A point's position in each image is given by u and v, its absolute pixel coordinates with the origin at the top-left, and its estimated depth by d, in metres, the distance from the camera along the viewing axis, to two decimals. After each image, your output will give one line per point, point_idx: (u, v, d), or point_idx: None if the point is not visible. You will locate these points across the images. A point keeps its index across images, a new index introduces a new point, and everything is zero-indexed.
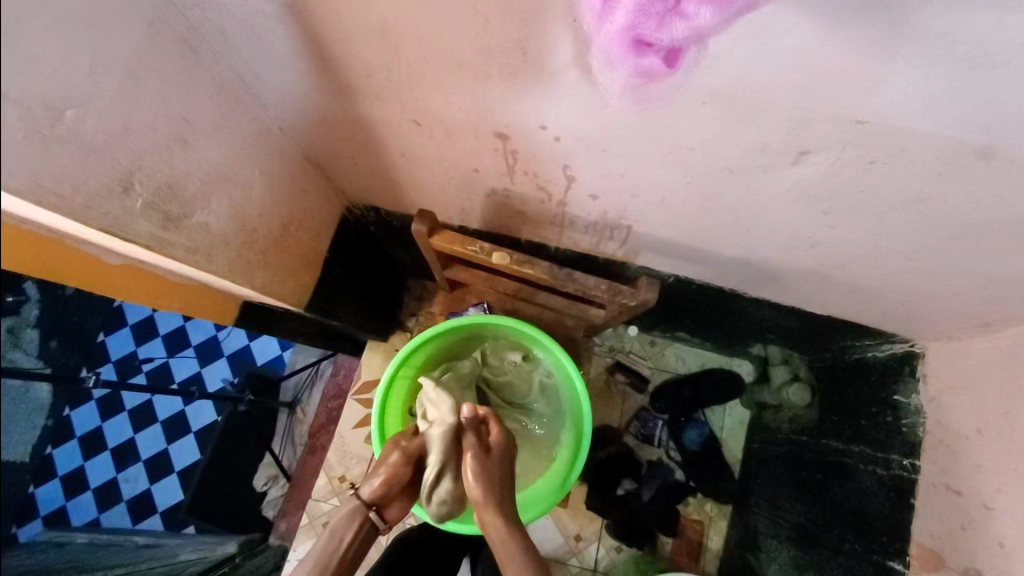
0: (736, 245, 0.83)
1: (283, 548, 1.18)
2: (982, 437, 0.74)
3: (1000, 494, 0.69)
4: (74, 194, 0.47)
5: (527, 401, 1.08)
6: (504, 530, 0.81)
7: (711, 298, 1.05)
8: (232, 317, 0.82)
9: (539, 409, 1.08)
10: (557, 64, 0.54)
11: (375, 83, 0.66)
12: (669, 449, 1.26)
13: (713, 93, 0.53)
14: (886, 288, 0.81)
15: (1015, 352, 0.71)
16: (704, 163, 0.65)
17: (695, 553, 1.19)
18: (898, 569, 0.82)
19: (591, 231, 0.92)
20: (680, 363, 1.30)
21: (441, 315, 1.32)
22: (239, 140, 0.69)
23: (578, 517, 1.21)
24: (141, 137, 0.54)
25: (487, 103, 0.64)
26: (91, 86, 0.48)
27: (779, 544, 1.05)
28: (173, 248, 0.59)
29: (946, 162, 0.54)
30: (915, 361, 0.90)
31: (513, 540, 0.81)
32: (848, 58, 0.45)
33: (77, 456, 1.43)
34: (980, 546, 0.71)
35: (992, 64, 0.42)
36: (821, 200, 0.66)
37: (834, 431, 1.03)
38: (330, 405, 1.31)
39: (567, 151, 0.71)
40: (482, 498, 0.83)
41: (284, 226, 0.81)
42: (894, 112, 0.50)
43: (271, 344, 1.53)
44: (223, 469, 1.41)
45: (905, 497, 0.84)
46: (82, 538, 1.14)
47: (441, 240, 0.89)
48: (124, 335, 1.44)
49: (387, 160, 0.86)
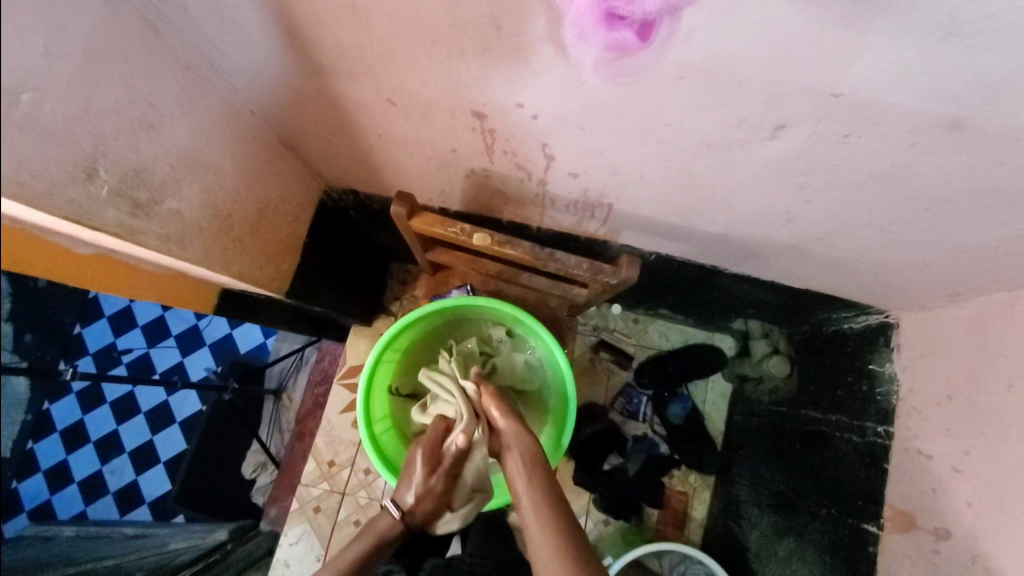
0: (716, 221, 0.84)
1: (275, 533, 1.21)
2: (951, 403, 0.76)
3: (968, 457, 0.72)
4: (35, 183, 0.46)
5: (522, 385, 1.06)
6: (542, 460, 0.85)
7: (693, 274, 1.06)
8: (212, 306, 0.80)
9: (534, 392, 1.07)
10: (532, 40, 0.54)
11: (348, 61, 0.64)
12: (653, 423, 1.28)
13: (687, 68, 0.53)
14: (861, 260, 0.83)
15: (985, 320, 0.73)
16: (683, 139, 0.65)
17: (680, 523, 1.23)
18: (872, 532, 0.85)
19: (572, 210, 0.92)
20: (664, 339, 1.32)
21: (425, 298, 1.32)
22: (208, 123, 0.68)
23: (566, 492, 1.23)
24: (102, 120, 0.52)
25: (462, 80, 0.63)
26: (47, 67, 0.46)
27: (760, 511, 1.08)
28: (144, 236, 0.58)
29: (915, 134, 0.55)
30: (889, 331, 0.92)
31: (540, 465, 0.84)
32: (822, 31, 0.45)
33: (59, 450, 1.41)
34: (948, 506, 0.74)
35: (962, 35, 0.43)
36: (797, 174, 0.67)
37: (811, 401, 1.06)
38: (316, 391, 1.32)
39: (543, 129, 0.70)
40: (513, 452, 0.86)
41: (259, 212, 0.80)
42: (867, 84, 0.50)
43: (254, 331, 1.51)
44: (209, 457, 1.38)
45: (879, 461, 0.87)
46: (67, 531, 1.12)
47: (421, 222, 0.88)
48: (96, 325, 1.43)
49: (362, 141, 0.85)
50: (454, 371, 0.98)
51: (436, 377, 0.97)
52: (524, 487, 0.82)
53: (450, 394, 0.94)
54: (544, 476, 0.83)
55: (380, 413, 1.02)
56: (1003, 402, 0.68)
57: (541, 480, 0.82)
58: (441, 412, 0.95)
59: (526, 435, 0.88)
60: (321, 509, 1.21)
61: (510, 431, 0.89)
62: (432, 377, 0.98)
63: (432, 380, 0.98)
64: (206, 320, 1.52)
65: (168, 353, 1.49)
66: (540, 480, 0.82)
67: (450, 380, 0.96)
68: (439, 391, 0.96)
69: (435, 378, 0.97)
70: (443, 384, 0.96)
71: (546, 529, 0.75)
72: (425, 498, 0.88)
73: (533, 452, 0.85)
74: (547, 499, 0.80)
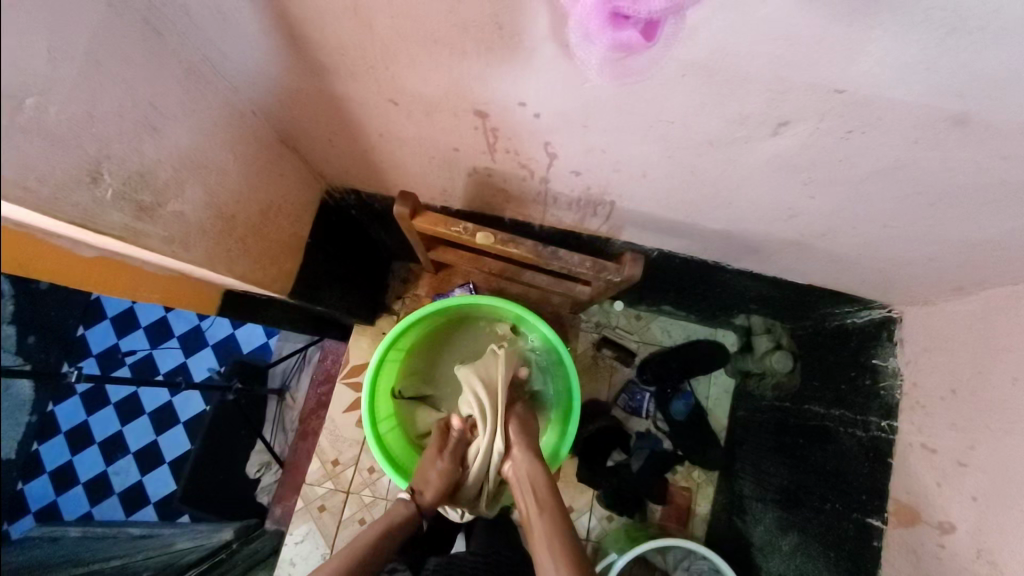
0: (720, 218, 0.84)
1: (280, 532, 1.23)
2: (955, 397, 0.77)
3: (973, 451, 0.72)
4: (39, 187, 0.46)
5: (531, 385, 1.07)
6: (556, 501, 0.82)
7: (696, 271, 1.06)
8: (215, 309, 0.80)
9: (544, 396, 1.07)
10: (534, 39, 0.54)
11: (350, 61, 0.64)
12: (655, 419, 1.28)
13: (691, 65, 0.53)
14: (863, 256, 0.83)
15: (989, 314, 0.73)
16: (686, 137, 0.65)
17: (684, 518, 1.23)
18: (876, 526, 0.85)
19: (575, 207, 0.92)
20: (666, 336, 1.32)
21: (427, 297, 1.32)
22: (210, 125, 0.67)
23: (569, 490, 1.23)
24: (107, 124, 0.52)
25: (465, 78, 0.63)
26: (51, 71, 0.46)
27: (765, 506, 1.08)
28: (149, 238, 0.58)
29: (920, 128, 0.54)
30: (892, 326, 0.92)
31: (554, 497, 0.83)
32: (828, 27, 0.45)
33: (65, 453, 1.25)
34: (952, 501, 0.74)
35: (969, 30, 0.42)
36: (801, 170, 0.66)
37: (815, 396, 1.06)
38: (319, 390, 1.32)
39: (547, 127, 0.70)
40: (532, 475, 0.86)
41: (262, 213, 0.80)
42: (871, 81, 0.50)
43: (256, 331, 1.53)
44: (216, 457, 1.40)
45: (883, 456, 0.87)
46: (75, 531, 1.08)
47: (423, 222, 0.88)
48: (102, 325, 1.30)
49: (364, 140, 0.84)
50: (496, 380, 0.96)
51: (474, 385, 0.95)
52: (543, 535, 0.78)
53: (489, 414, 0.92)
54: (555, 512, 0.81)
55: (385, 412, 1.03)
56: (1006, 396, 0.68)
57: (558, 532, 0.78)
58: (479, 418, 0.92)
59: (539, 470, 0.87)
60: (326, 508, 1.22)
61: (524, 473, 0.87)
62: (475, 385, 0.95)
63: (470, 381, 0.95)
64: (209, 320, 1.52)
65: (172, 354, 1.49)
66: (551, 513, 0.80)
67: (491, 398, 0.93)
68: (475, 403, 0.94)
69: (476, 387, 0.94)
70: (482, 399, 0.93)
71: (557, 565, 0.73)
72: (437, 485, 0.89)
73: (544, 482, 0.85)
74: (562, 538, 0.77)
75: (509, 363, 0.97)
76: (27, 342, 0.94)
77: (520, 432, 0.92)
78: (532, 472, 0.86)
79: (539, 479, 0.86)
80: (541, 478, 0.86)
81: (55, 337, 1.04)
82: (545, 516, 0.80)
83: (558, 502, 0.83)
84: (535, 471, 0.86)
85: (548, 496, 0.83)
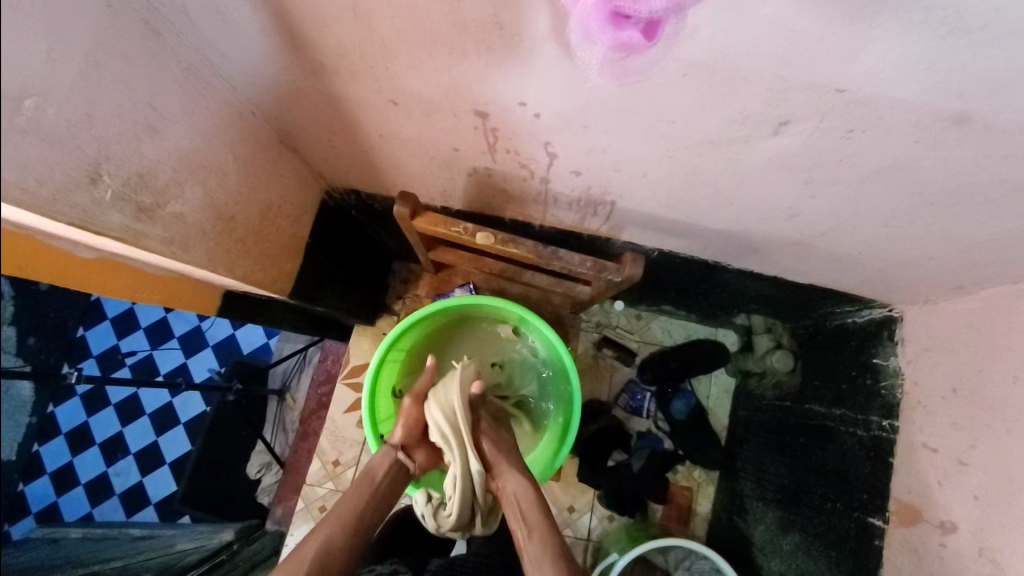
0: (721, 218, 0.84)
1: (280, 533, 1.23)
2: (956, 396, 0.76)
3: (974, 450, 0.72)
4: (39, 188, 0.46)
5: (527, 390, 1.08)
6: (546, 517, 0.81)
7: (695, 271, 1.06)
8: (214, 309, 0.80)
9: (539, 402, 1.09)
10: (534, 39, 0.53)
11: (349, 62, 0.64)
12: (657, 419, 1.28)
13: (692, 65, 0.53)
14: (864, 255, 0.83)
15: (990, 313, 0.73)
16: (686, 137, 0.65)
17: (684, 518, 1.22)
18: (877, 525, 0.86)
19: (575, 208, 0.92)
20: (666, 336, 1.31)
21: (428, 297, 1.31)
22: (210, 126, 0.67)
23: (570, 489, 1.23)
24: (106, 125, 0.52)
25: (465, 78, 0.63)
26: (49, 72, 0.46)
27: (765, 505, 1.08)
28: (148, 239, 0.58)
29: (921, 127, 0.54)
30: (893, 325, 0.92)
31: (539, 509, 0.82)
32: (828, 27, 0.45)
33: (65, 453, 1.29)
34: (953, 500, 0.74)
35: (969, 29, 0.42)
36: (801, 169, 0.66)
37: (816, 395, 1.06)
38: (320, 391, 1.32)
39: (547, 127, 0.70)
40: (518, 489, 0.85)
41: (262, 214, 0.80)
42: (872, 80, 0.50)
43: (256, 331, 1.51)
44: (217, 457, 1.41)
45: (884, 456, 0.87)
46: (75, 532, 1.08)
47: (423, 222, 0.88)
48: (101, 326, 1.32)
49: (364, 141, 0.84)
50: (452, 407, 0.92)
51: (433, 418, 0.91)
52: (535, 550, 0.77)
53: (451, 443, 0.89)
54: (548, 529, 0.80)
55: (386, 413, 1.02)
56: (1008, 395, 0.68)
57: (548, 548, 0.77)
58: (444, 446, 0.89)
59: (524, 481, 0.86)
60: (327, 509, 1.21)
61: (510, 487, 0.86)
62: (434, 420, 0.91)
63: (427, 411, 0.93)
64: (209, 320, 1.51)
65: (172, 355, 1.48)
66: (543, 528, 0.80)
67: (449, 424, 0.90)
68: (438, 435, 0.90)
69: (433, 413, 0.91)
70: (442, 429, 0.90)
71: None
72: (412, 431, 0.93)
73: (532, 497, 0.84)
74: (554, 552, 0.76)
75: (462, 376, 0.95)
76: (27, 343, 0.94)
77: (497, 446, 0.90)
78: (516, 486, 0.85)
79: (524, 493, 0.84)
80: (527, 492, 0.84)
81: (55, 338, 1.04)
82: (537, 532, 0.79)
83: (546, 517, 0.81)
84: (519, 484, 0.85)
85: (536, 512, 0.82)
